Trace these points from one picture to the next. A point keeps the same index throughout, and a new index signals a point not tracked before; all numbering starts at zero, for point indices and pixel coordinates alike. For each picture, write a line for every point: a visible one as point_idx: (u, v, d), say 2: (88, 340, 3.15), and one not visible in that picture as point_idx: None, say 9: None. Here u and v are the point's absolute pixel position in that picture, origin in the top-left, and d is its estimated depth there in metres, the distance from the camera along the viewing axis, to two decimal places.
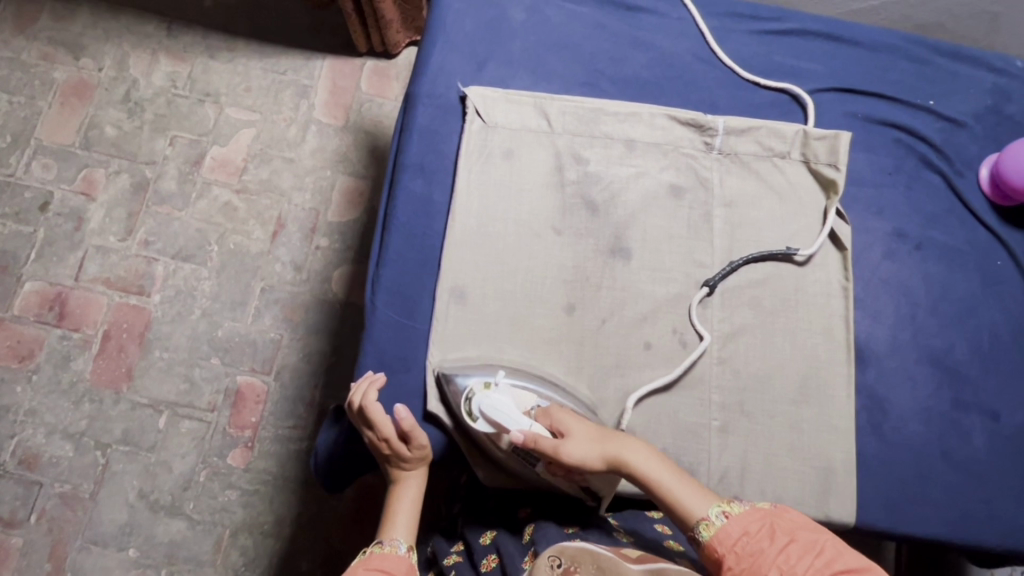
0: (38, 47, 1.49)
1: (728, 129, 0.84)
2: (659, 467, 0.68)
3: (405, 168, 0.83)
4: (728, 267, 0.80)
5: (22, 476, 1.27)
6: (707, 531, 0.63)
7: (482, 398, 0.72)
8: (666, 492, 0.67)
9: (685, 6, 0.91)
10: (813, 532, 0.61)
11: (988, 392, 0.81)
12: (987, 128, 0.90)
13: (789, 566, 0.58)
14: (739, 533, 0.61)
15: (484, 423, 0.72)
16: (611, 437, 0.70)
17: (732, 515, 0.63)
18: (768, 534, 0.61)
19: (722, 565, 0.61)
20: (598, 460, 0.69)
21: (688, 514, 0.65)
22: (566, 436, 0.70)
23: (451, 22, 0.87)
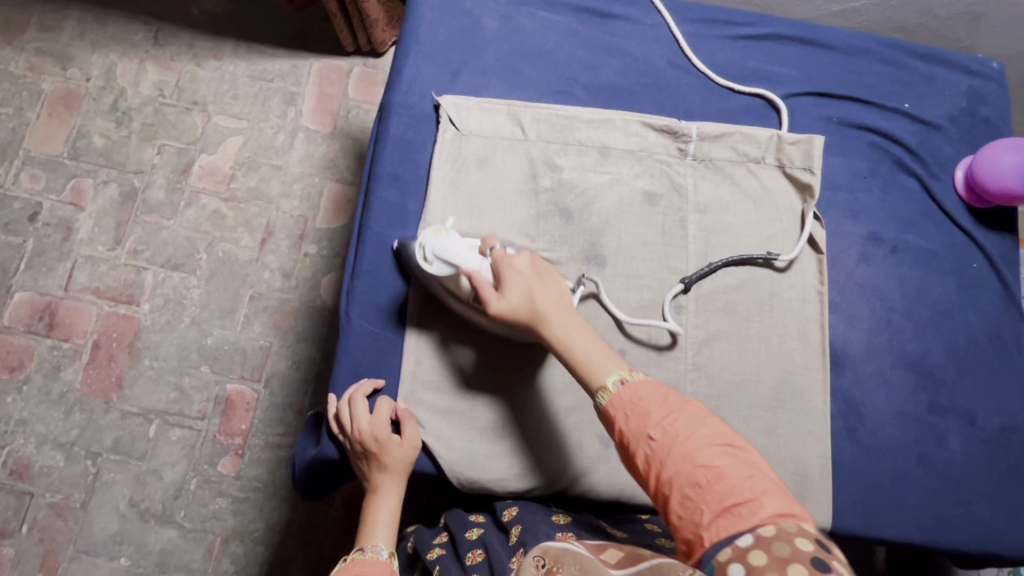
0: (25, 57, 1.49)
1: (702, 135, 0.84)
2: (583, 334, 0.67)
3: (379, 178, 0.83)
4: (705, 268, 0.80)
5: (14, 486, 1.27)
6: (603, 396, 0.62)
7: (436, 242, 0.72)
8: (576, 358, 0.65)
9: (659, 12, 0.91)
10: (707, 411, 0.59)
11: (965, 395, 0.81)
12: (962, 130, 0.90)
13: (674, 429, 0.57)
14: (631, 397, 0.60)
15: (438, 267, 0.72)
16: (546, 298, 0.68)
17: (629, 382, 0.62)
18: (659, 398, 0.60)
19: (614, 423, 0.61)
20: (522, 316, 0.67)
21: (591, 378, 0.64)
22: (502, 285, 0.68)
23: (425, 32, 0.87)
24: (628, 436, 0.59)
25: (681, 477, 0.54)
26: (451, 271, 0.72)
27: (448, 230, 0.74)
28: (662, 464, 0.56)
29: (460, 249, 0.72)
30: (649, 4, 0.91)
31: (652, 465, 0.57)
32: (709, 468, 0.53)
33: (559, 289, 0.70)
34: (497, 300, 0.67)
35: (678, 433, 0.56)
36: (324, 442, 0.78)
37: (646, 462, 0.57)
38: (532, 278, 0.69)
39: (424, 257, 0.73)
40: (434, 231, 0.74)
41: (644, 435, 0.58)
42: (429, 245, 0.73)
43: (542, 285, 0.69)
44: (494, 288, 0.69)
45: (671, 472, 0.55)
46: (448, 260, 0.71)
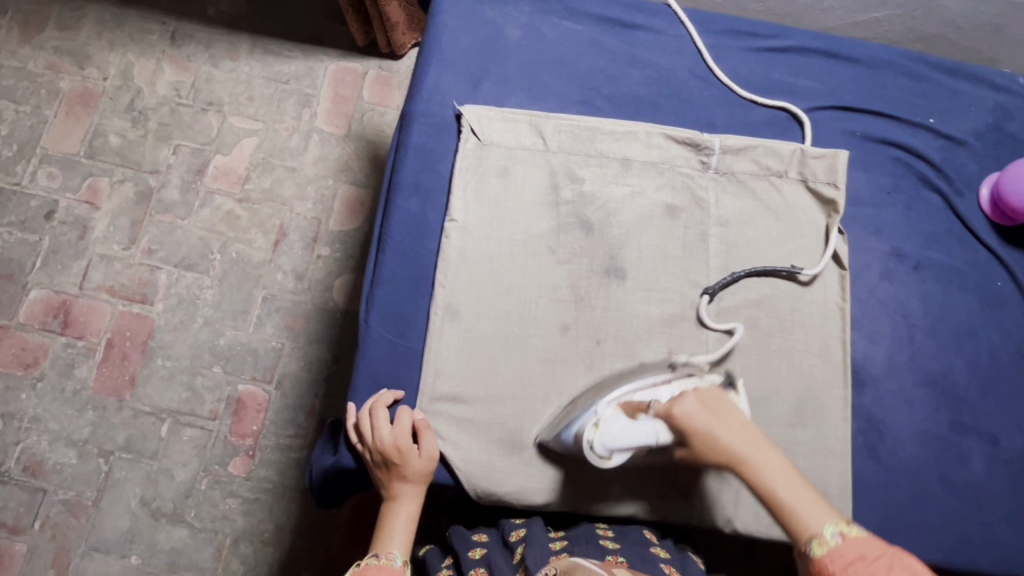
0: (44, 56, 1.50)
1: (724, 147, 0.84)
2: (787, 478, 0.60)
3: (400, 187, 0.83)
4: (728, 278, 0.79)
5: (27, 482, 1.28)
6: (818, 548, 0.55)
7: (602, 436, 0.66)
8: (782, 506, 0.59)
9: (682, 23, 0.90)
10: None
11: (986, 414, 0.81)
12: (987, 147, 0.89)
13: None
14: (854, 556, 0.54)
15: (618, 456, 0.68)
16: (733, 438, 0.63)
17: (851, 537, 0.55)
18: (887, 562, 0.53)
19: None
20: (716, 463, 0.63)
21: (800, 529, 0.58)
22: (688, 440, 0.64)
23: (447, 40, 0.87)
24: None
25: None
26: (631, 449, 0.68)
27: (602, 410, 0.68)
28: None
29: (628, 423, 0.67)
30: (672, 14, 0.91)
31: None
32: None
33: (740, 420, 0.65)
34: (689, 454, 0.65)
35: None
36: (341, 451, 0.78)
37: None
38: (711, 417, 0.64)
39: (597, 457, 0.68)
40: (590, 421, 0.68)
41: None
42: (600, 442, 0.67)
43: (724, 421, 0.64)
44: (681, 441, 0.65)
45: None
46: (625, 445, 0.66)
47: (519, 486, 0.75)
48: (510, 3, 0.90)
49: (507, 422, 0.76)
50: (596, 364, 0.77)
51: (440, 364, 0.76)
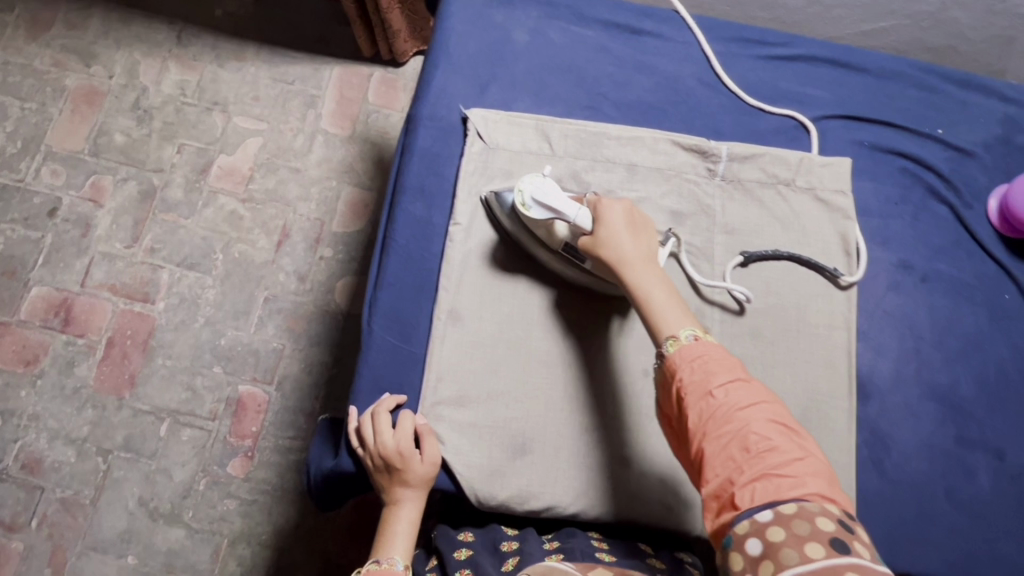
0: (49, 53, 1.50)
1: (732, 155, 0.83)
2: (663, 289, 0.67)
3: (405, 190, 0.83)
4: (770, 251, 0.80)
5: (24, 480, 1.28)
6: (672, 344, 0.62)
7: (535, 187, 0.72)
8: (652, 308, 0.66)
9: (691, 29, 0.90)
10: (767, 393, 0.60)
11: (993, 429, 0.80)
12: (996, 158, 0.89)
13: (736, 395, 0.58)
14: (699, 353, 0.61)
15: (539, 211, 0.72)
16: (636, 249, 0.70)
17: (701, 339, 0.62)
18: (727, 361, 0.60)
19: (674, 376, 0.61)
20: (610, 258, 0.69)
21: (660, 327, 0.65)
22: (599, 229, 0.71)
23: (455, 44, 0.87)
24: (687, 388, 0.59)
25: (731, 443, 0.55)
26: (551, 217, 0.73)
27: (544, 177, 0.74)
28: (712, 425, 0.57)
29: (560, 196, 0.73)
30: (681, 21, 0.91)
31: (704, 424, 0.57)
32: (764, 443, 0.55)
33: (650, 245, 0.72)
34: (591, 242, 0.71)
35: (739, 399, 0.57)
36: (342, 455, 0.77)
37: (702, 418, 0.57)
38: (626, 229, 0.71)
39: (522, 203, 0.73)
40: (528, 177, 0.74)
41: (706, 392, 0.58)
42: (528, 191, 0.72)
43: (633, 233, 0.71)
44: (590, 231, 0.72)
45: (723, 439, 0.56)
46: (548, 204, 0.72)
47: (520, 489, 0.73)
48: (519, 7, 0.90)
49: (509, 426, 0.75)
50: (599, 369, 0.77)
51: (443, 355, 0.76)
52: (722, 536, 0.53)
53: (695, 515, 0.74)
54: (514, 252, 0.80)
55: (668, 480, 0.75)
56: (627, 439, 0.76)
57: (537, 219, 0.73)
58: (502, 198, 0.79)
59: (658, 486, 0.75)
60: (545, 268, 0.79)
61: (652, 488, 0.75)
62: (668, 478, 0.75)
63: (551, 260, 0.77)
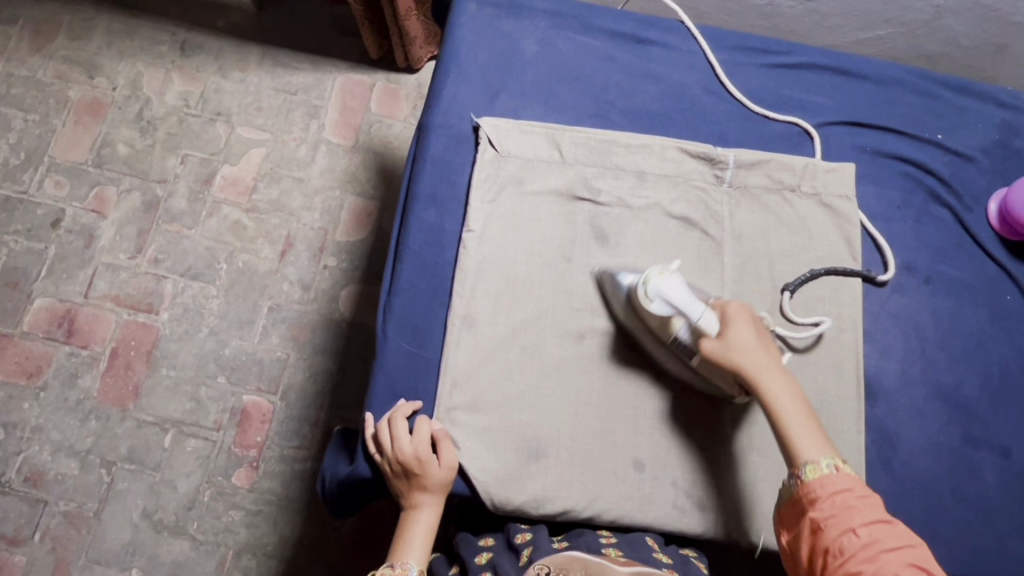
0: (53, 65, 1.51)
1: (739, 162, 0.85)
2: (794, 405, 0.69)
3: (418, 198, 0.84)
4: (808, 274, 0.81)
5: (27, 493, 1.27)
6: (811, 472, 0.65)
7: (663, 281, 0.73)
8: (790, 429, 0.68)
9: (695, 39, 0.92)
10: (908, 534, 0.61)
11: (998, 427, 0.81)
12: (994, 162, 0.91)
13: (879, 534, 0.60)
14: (840, 486, 0.63)
15: (663, 306, 0.73)
16: (769, 359, 0.71)
17: (842, 471, 0.64)
18: (871, 501, 0.62)
19: (813, 506, 0.63)
20: (741, 368, 0.70)
21: (797, 451, 0.67)
22: (728, 338, 0.71)
23: (465, 54, 0.88)
24: (826, 523, 0.62)
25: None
26: (670, 313, 0.73)
27: (671, 270, 0.75)
28: (852, 560, 0.59)
29: (687, 294, 0.73)
30: (685, 30, 0.92)
31: (842, 557, 0.60)
32: None
33: (774, 353, 0.73)
34: (719, 349, 0.71)
35: (883, 540, 0.59)
36: (358, 461, 0.77)
37: (840, 552, 0.60)
38: (754, 338, 0.72)
39: (644, 295, 0.74)
40: (658, 270, 0.75)
41: (847, 528, 0.61)
42: (654, 283, 0.73)
43: (760, 345, 0.72)
44: (718, 336, 0.72)
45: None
46: (672, 301, 0.73)
47: (535, 492, 0.74)
48: (527, 18, 0.91)
49: (523, 429, 0.76)
50: (611, 373, 0.78)
51: (455, 360, 0.77)
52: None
53: (709, 516, 0.75)
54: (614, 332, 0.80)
55: (683, 482, 0.76)
56: (639, 442, 0.77)
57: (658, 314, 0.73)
58: (615, 279, 0.78)
59: (671, 488, 0.76)
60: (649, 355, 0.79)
61: (666, 491, 0.76)
62: (683, 481, 0.76)
63: (659, 353, 0.77)
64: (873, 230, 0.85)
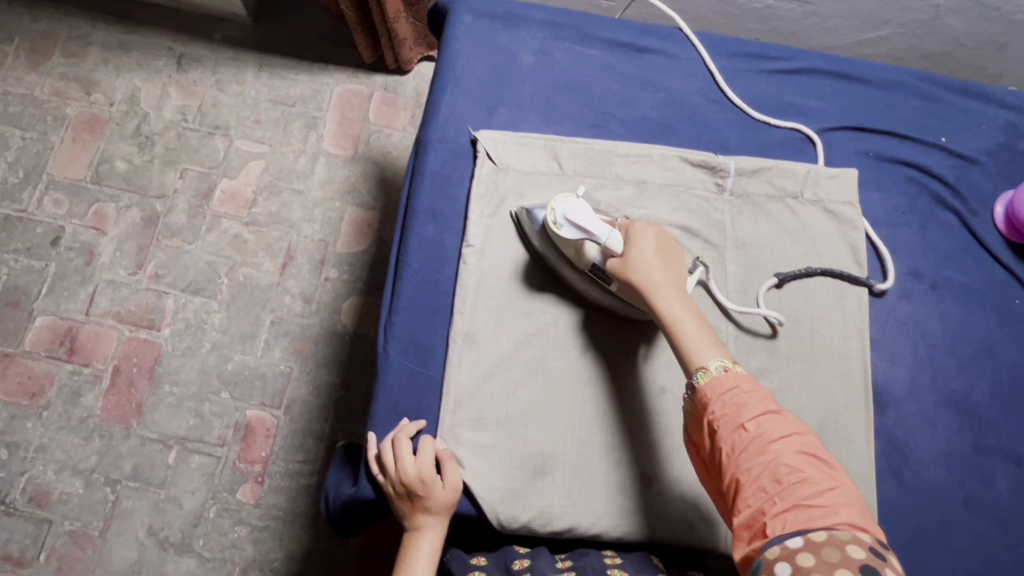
0: (50, 82, 1.51)
1: (740, 170, 0.84)
2: (692, 317, 0.69)
3: (417, 214, 0.83)
4: (802, 270, 0.80)
5: (32, 513, 1.26)
6: (702, 377, 0.65)
7: (567, 206, 0.74)
8: (683, 337, 0.68)
9: (694, 46, 0.91)
10: (799, 425, 0.62)
11: (1009, 434, 0.80)
12: (999, 164, 0.90)
13: (767, 427, 0.60)
14: (731, 384, 0.63)
15: (570, 230, 0.73)
16: (667, 274, 0.71)
17: (730, 371, 0.65)
18: (759, 393, 0.62)
19: (707, 408, 0.63)
20: (639, 283, 0.71)
21: (691, 356, 0.67)
22: (630, 253, 0.72)
23: (461, 67, 0.87)
24: (720, 422, 0.62)
25: (761, 471, 0.58)
26: (581, 237, 0.74)
27: (577, 197, 0.76)
28: (745, 456, 0.59)
29: (592, 216, 0.74)
30: (683, 37, 0.92)
31: (735, 454, 0.60)
32: (796, 474, 0.57)
33: (679, 271, 0.73)
34: (621, 264, 0.72)
35: (771, 432, 0.60)
36: (362, 482, 0.77)
37: (734, 450, 0.60)
38: (656, 254, 0.72)
39: (554, 221, 0.74)
40: (563, 197, 0.75)
41: (737, 424, 0.61)
42: (562, 210, 0.74)
43: (664, 259, 0.73)
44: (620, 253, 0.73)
45: (753, 469, 0.58)
46: (581, 226, 0.73)
47: (541, 511, 0.73)
48: (523, 28, 0.90)
49: (528, 447, 0.75)
50: (615, 385, 0.77)
51: (457, 377, 0.76)
52: (753, 563, 0.55)
53: (718, 532, 0.74)
54: (539, 267, 0.80)
55: (692, 497, 0.75)
56: (646, 456, 0.76)
57: (567, 239, 0.74)
58: (532, 215, 0.79)
59: (679, 503, 0.75)
60: (574, 289, 0.79)
61: (674, 507, 0.75)
62: (691, 496, 0.75)
63: (578, 280, 0.78)
64: (877, 237, 0.84)
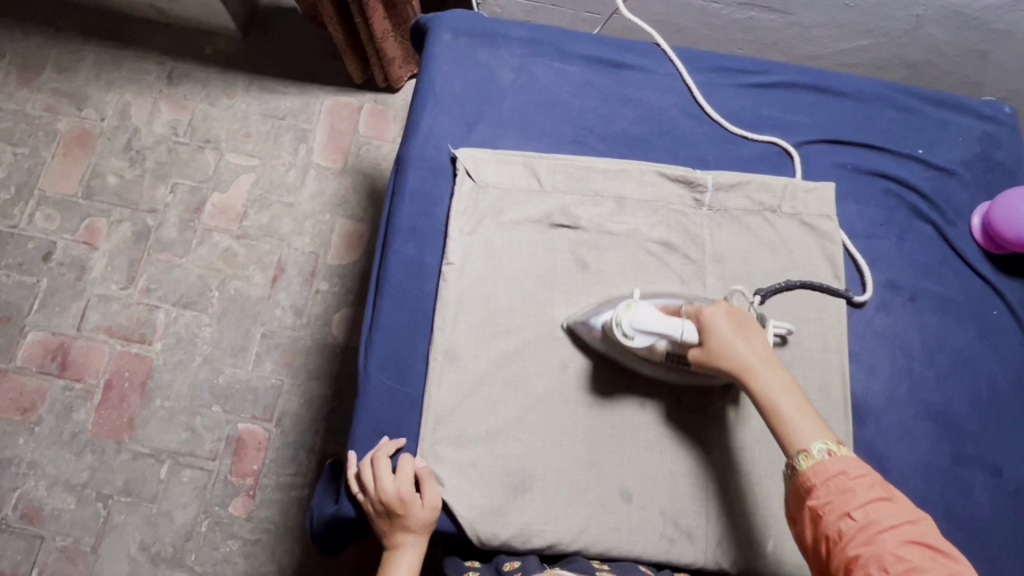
0: (41, 98, 1.51)
1: (718, 184, 0.84)
2: (788, 395, 0.65)
3: (397, 232, 0.84)
4: (783, 284, 0.79)
5: (24, 529, 1.26)
6: (804, 461, 0.61)
7: (632, 316, 0.71)
8: (781, 420, 0.64)
9: (671, 61, 0.92)
10: (917, 511, 0.57)
11: (988, 445, 0.80)
12: (976, 175, 0.91)
13: (877, 514, 0.56)
14: (836, 470, 0.59)
15: (641, 339, 0.71)
16: (753, 350, 0.68)
17: (836, 454, 0.60)
18: (868, 478, 0.58)
19: (809, 494, 0.59)
20: (729, 367, 0.67)
21: (791, 439, 0.63)
22: (708, 339, 0.69)
23: (441, 85, 0.88)
24: (823, 509, 0.58)
25: (871, 559, 0.53)
26: (652, 341, 0.72)
27: (636, 303, 0.73)
28: (851, 545, 0.55)
29: (659, 316, 0.71)
30: (662, 53, 0.92)
31: (842, 541, 0.56)
32: (905, 563, 0.52)
33: (761, 342, 0.69)
34: (703, 354, 0.69)
35: (881, 519, 0.55)
36: (343, 500, 0.77)
37: (839, 537, 0.56)
38: (735, 333, 0.69)
39: (622, 334, 0.72)
40: (624, 305, 0.73)
41: (843, 511, 0.57)
42: (627, 319, 0.71)
43: (745, 335, 0.69)
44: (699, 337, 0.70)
45: (861, 559, 0.54)
46: (650, 328, 0.70)
47: (520, 528, 0.73)
48: (502, 46, 0.91)
49: (508, 464, 0.75)
50: (595, 403, 0.78)
51: (433, 396, 0.77)
52: None
53: (697, 547, 0.75)
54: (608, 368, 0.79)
55: (670, 513, 0.75)
56: (626, 472, 0.76)
57: (640, 348, 0.72)
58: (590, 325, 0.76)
59: (659, 519, 0.75)
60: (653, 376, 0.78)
61: (653, 523, 0.75)
62: (670, 511, 0.75)
63: (655, 366, 0.76)
64: (855, 249, 0.85)
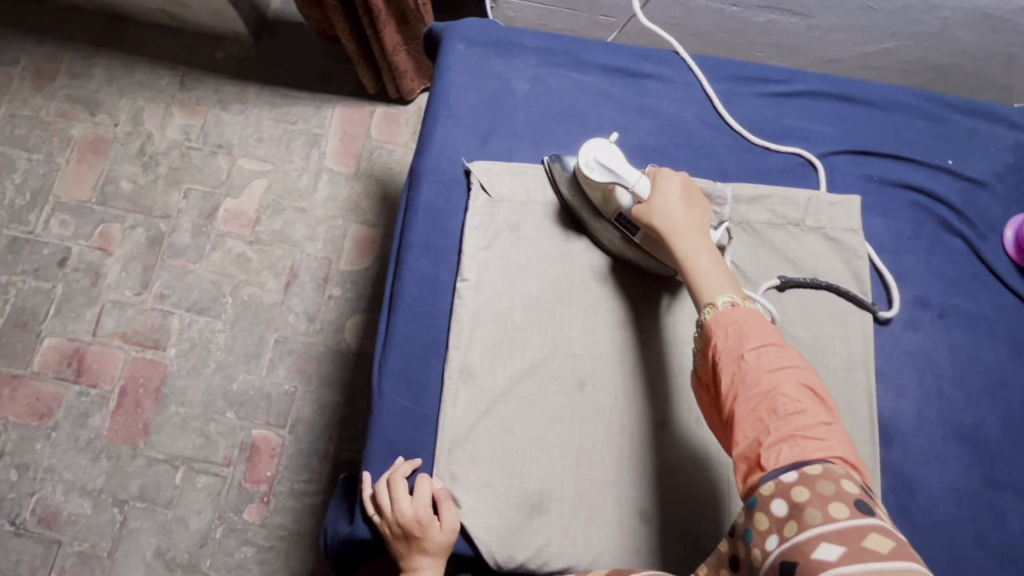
0: (55, 104, 1.52)
1: (738, 198, 0.82)
2: (709, 258, 0.69)
3: (411, 248, 0.82)
4: (807, 279, 0.79)
5: (41, 534, 1.27)
6: (710, 312, 0.64)
7: (598, 150, 0.75)
8: (695, 274, 0.68)
9: (692, 70, 0.89)
10: (803, 360, 0.61)
11: (1020, 468, 0.78)
12: (1009, 187, 0.88)
13: (767, 358, 0.59)
14: (735, 317, 0.63)
15: (600, 173, 0.75)
16: (689, 218, 0.72)
17: (739, 307, 0.64)
18: (761, 327, 0.62)
19: (710, 340, 0.63)
20: (660, 226, 0.71)
21: (702, 293, 0.67)
22: (654, 196, 0.73)
23: (454, 97, 0.86)
24: (721, 352, 0.61)
25: (760, 402, 0.57)
26: (610, 181, 0.75)
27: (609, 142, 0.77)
28: (744, 389, 0.58)
29: (622, 161, 0.75)
30: (681, 61, 0.90)
31: (735, 383, 0.59)
32: (794, 405, 0.56)
33: (703, 217, 0.73)
34: (646, 208, 0.73)
35: (770, 362, 0.59)
36: (357, 522, 0.76)
37: (733, 381, 0.59)
38: (681, 200, 0.73)
39: (584, 163, 0.75)
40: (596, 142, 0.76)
41: (737, 353, 0.60)
42: (593, 153, 0.75)
43: (688, 205, 0.73)
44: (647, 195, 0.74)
45: (751, 401, 0.58)
46: (611, 168, 0.74)
47: (538, 550, 0.72)
48: (517, 55, 0.89)
49: (527, 485, 0.74)
50: (615, 424, 0.76)
51: (448, 417, 0.75)
52: (750, 496, 0.55)
53: None
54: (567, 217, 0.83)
55: (691, 535, 0.73)
56: (644, 493, 0.74)
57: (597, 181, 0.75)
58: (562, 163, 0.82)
59: (679, 542, 0.73)
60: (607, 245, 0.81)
61: (673, 545, 0.73)
62: (690, 532, 0.73)
63: (607, 230, 0.80)
64: (882, 266, 0.82)
